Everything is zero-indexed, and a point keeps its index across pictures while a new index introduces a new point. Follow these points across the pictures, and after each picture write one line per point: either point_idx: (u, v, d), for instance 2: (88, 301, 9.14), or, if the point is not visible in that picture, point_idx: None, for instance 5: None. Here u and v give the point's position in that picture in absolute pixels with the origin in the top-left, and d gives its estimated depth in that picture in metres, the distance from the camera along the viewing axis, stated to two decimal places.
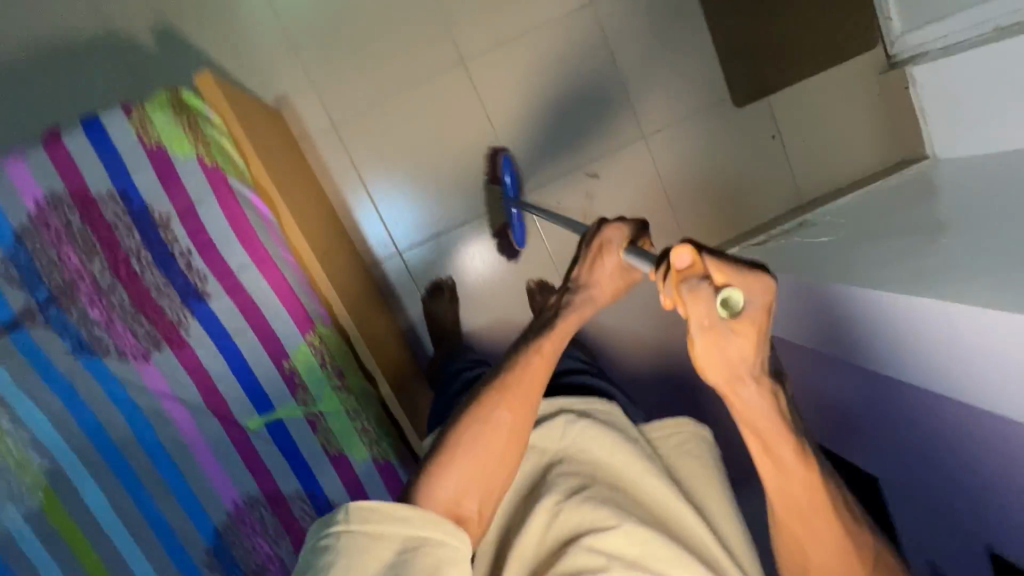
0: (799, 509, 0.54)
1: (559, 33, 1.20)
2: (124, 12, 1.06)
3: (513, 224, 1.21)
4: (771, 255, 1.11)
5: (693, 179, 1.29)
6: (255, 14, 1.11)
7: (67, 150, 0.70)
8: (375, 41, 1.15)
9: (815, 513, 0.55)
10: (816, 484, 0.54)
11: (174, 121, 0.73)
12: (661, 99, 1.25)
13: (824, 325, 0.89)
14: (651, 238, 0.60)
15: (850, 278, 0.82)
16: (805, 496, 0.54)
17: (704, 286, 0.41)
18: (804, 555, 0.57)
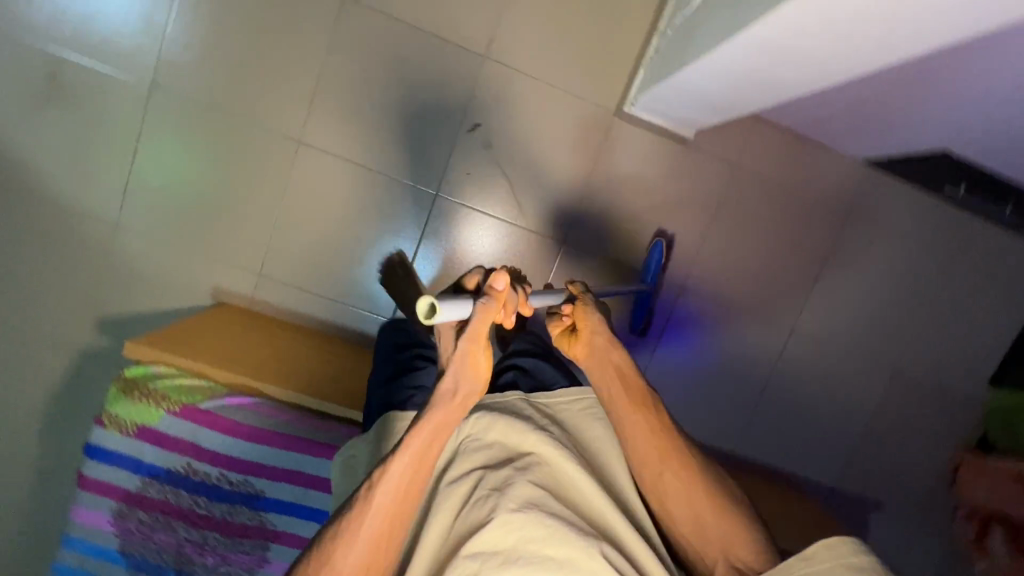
0: (648, 440, 0.74)
1: (344, 45, 1.14)
2: (67, 333, 1.18)
3: (636, 314, 1.28)
4: (673, 54, 0.98)
5: (559, 45, 1.17)
6: (142, 252, 1.19)
7: (95, 477, 0.83)
8: (232, 190, 1.19)
9: (660, 445, 0.73)
10: (658, 426, 0.74)
11: (132, 401, 0.84)
12: (470, 11, 1.15)
13: (783, 60, 0.72)
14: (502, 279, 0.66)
15: (744, 21, 0.69)
16: (650, 436, 0.74)
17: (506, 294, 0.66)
18: (659, 481, 0.73)
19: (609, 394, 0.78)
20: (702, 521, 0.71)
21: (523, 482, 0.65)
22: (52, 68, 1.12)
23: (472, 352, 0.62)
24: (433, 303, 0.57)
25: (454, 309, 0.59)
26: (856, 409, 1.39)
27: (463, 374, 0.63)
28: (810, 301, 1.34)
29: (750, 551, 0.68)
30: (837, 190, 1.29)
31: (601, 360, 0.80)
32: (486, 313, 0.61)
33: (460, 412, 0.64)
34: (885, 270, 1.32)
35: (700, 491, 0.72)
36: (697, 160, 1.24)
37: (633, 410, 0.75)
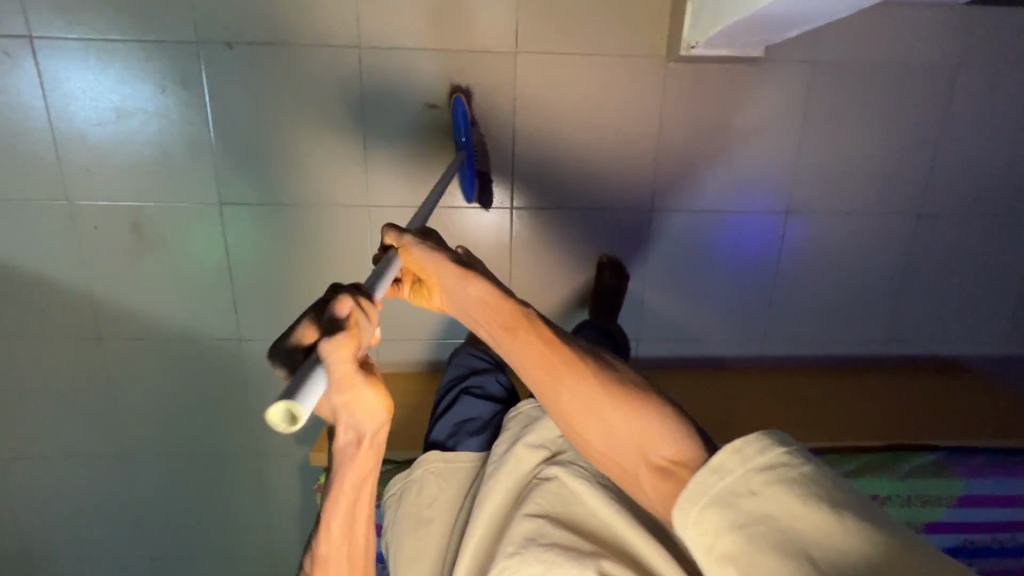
0: (528, 356, 0.64)
1: (376, 96, 1.10)
2: (242, 443, 1.30)
3: (463, 177, 1.12)
4: None
5: (587, 7, 1.07)
6: (269, 356, 1.24)
7: None
8: (324, 274, 1.20)
9: (544, 356, 0.64)
10: (536, 338, 0.65)
11: None
12: (484, 9, 1.06)
13: None
14: (359, 300, 0.53)
15: None
16: (531, 351, 0.64)
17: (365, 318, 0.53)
18: (556, 400, 0.63)
19: (473, 316, 0.69)
20: (618, 433, 0.60)
21: (523, 520, 0.76)
22: (131, 221, 1.15)
23: (356, 397, 0.52)
24: (292, 407, 0.41)
25: (315, 391, 0.44)
26: (1007, 271, 1.28)
27: (357, 417, 0.55)
28: (932, 176, 1.21)
29: (675, 447, 0.57)
30: (934, 47, 1.13)
31: (458, 301, 0.69)
32: (342, 353, 0.48)
33: (373, 451, 0.60)
34: (1006, 114, 1.18)
35: (599, 395, 0.61)
36: (770, 73, 1.12)
37: (509, 337, 0.65)
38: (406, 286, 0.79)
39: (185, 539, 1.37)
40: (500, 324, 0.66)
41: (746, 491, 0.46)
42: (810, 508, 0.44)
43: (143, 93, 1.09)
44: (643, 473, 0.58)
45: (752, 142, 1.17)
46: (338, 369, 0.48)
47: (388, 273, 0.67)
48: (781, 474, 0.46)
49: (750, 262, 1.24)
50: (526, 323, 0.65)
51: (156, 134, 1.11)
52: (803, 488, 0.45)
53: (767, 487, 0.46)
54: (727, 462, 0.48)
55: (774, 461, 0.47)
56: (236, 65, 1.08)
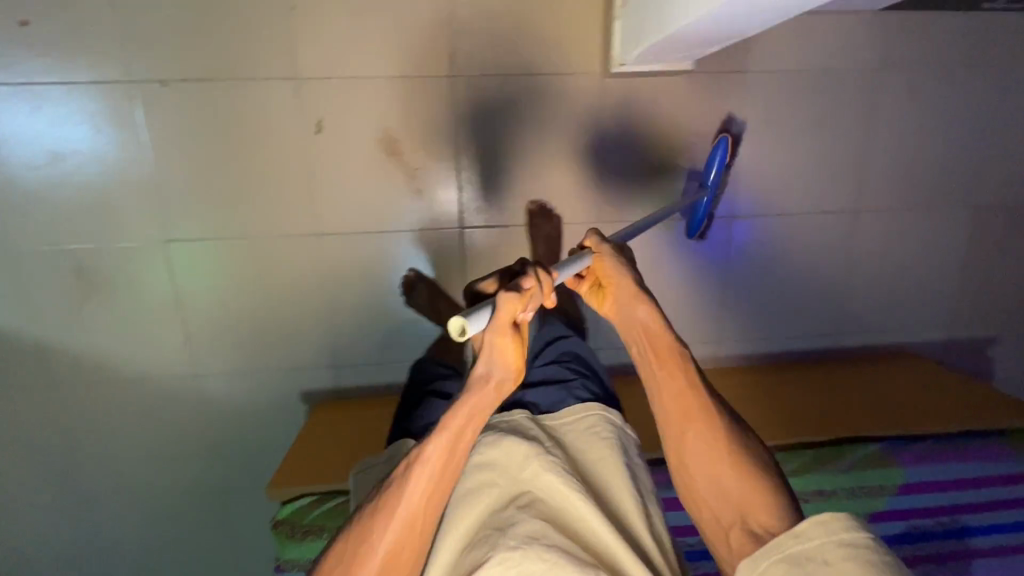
0: (677, 395, 0.81)
1: (319, 126, 1.11)
2: (204, 481, 1.28)
3: (695, 215, 1.19)
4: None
5: (521, 27, 1.09)
6: (227, 391, 1.23)
7: None
8: (277, 305, 1.20)
9: (689, 401, 0.80)
10: (689, 385, 0.81)
11: (298, 541, 0.95)
12: (421, 38, 1.08)
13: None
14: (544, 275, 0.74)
15: None
16: (678, 394, 0.81)
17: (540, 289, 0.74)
18: (685, 436, 0.79)
19: (636, 338, 0.87)
20: (727, 484, 0.75)
21: (524, 519, 0.71)
22: (75, 263, 1.13)
23: (500, 343, 0.71)
24: (463, 323, 0.65)
25: (478, 321, 0.68)
26: (944, 260, 1.33)
27: (496, 360, 0.71)
28: (866, 175, 1.26)
29: (769, 516, 0.70)
30: (858, 53, 1.18)
31: (626, 319, 0.87)
32: (509, 306, 0.69)
33: (494, 397, 0.73)
34: (931, 112, 1.23)
35: (719, 447, 0.77)
36: (704, 84, 1.16)
37: (662, 372, 0.83)
38: (586, 283, 0.91)
39: None
40: (655, 356, 0.84)
41: (816, 556, 0.60)
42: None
43: (78, 134, 1.07)
44: (733, 525, 0.72)
45: (692, 152, 1.20)
46: (501, 314, 0.69)
47: (575, 267, 0.82)
48: (856, 551, 0.58)
49: (701, 268, 1.28)
50: (680, 364, 0.82)
51: (95, 174, 1.10)
52: (877, 566, 0.56)
53: (842, 560, 0.58)
54: (808, 532, 0.62)
55: (851, 542, 0.58)
56: (173, 101, 1.07)
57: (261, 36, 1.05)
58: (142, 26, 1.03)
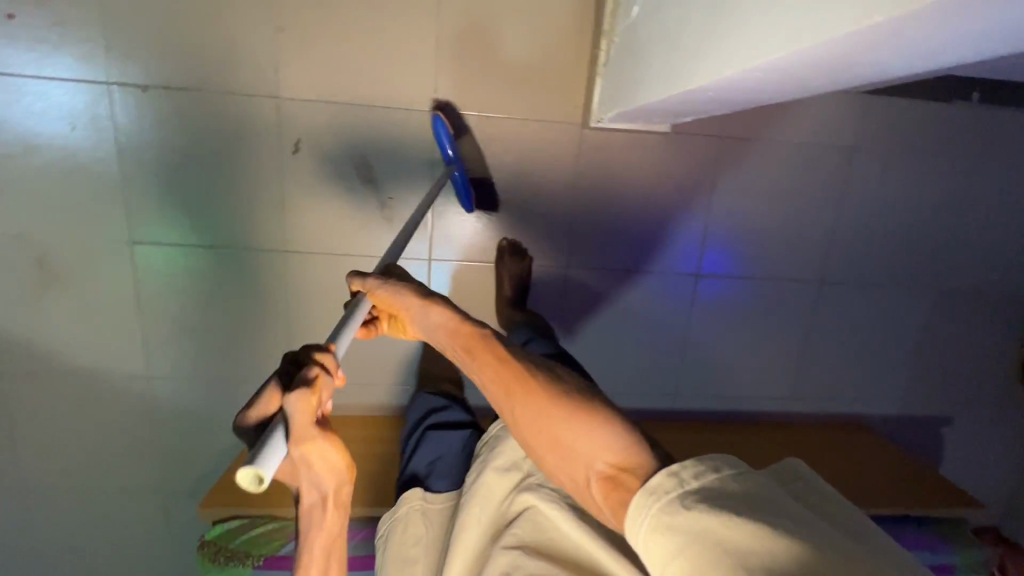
0: (491, 375, 0.71)
1: (297, 145, 1.11)
2: (146, 481, 1.27)
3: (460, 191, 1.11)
4: (644, 66, 0.90)
5: (507, 70, 1.11)
6: (179, 394, 1.23)
7: None
8: (239, 314, 1.20)
9: (500, 371, 0.70)
10: (495, 357, 0.71)
11: (220, 563, 0.94)
12: (406, 72, 1.09)
13: (779, 80, 0.69)
14: (328, 359, 0.60)
15: (723, 64, 0.67)
16: (492, 372, 0.71)
17: (330, 385, 0.59)
18: (516, 414, 0.69)
19: (441, 338, 0.78)
20: (571, 447, 0.64)
21: (500, 553, 0.83)
22: (36, 256, 1.12)
23: (312, 460, 0.56)
24: (254, 472, 0.46)
25: (273, 453, 0.49)
26: (903, 337, 1.35)
27: (317, 475, 0.59)
28: (835, 248, 1.28)
29: (619, 454, 0.60)
30: (836, 129, 1.21)
31: (426, 328, 0.79)
32: (301, 404, 0.53)
33: (339, 505, 0.65)
34: (903, 193, 1.25)
35: (552, 414, 0.65)
36: (681, 144, 1.18)
37: (475, 361, 0.73)
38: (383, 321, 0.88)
39: None
40: (465, 350, 0.75)
41: (678, 509, 0.49)
42: (732, 519, 0.47)
43: (54, 129, 1.07)
44: (594, 483, 0.62)
45: (664, 207, 1.21)
46: (296, 425, 0.53)
47: (356, 319, 0.72)
48: (715, 493, 0.49)
49: (665, 320, 1.29)
50: (482, 344, 0.73)
51: (66, 170, 1.09)
52: (729, 505, 0.48)
53: (697, 506, 0.49)
54: (662, 483, 0.52)
55: (705, 481, 0.51)
56: (153, 107, 1.07)
57: (247, 51, 1.06)
58: (128, 29, 1.03)
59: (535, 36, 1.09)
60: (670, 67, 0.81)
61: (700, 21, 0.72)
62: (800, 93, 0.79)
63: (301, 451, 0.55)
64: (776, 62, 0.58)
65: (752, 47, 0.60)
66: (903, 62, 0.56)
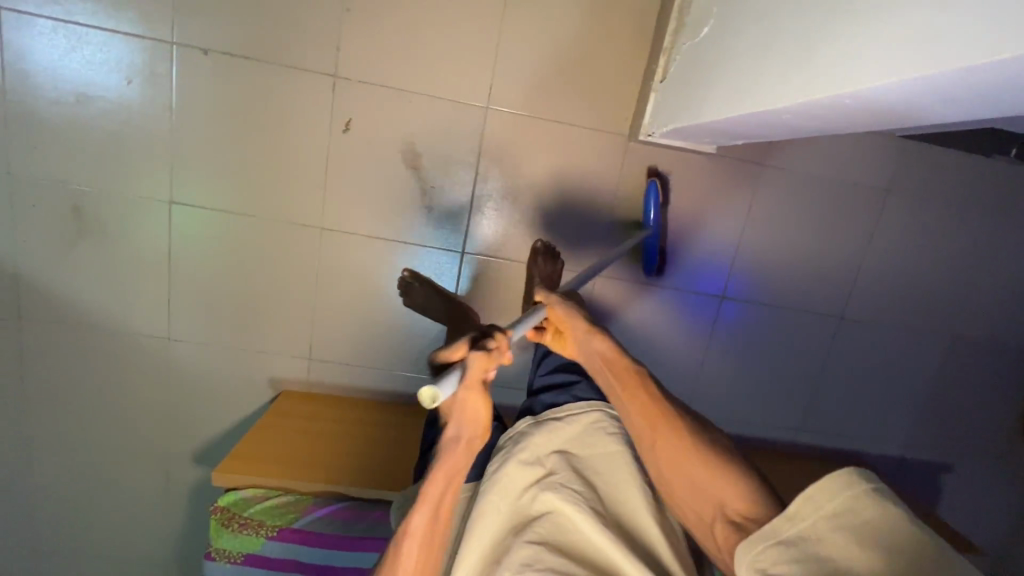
0: (647, 412, 0.83)
1: (347, 124, 1.12)
2: (152, 443, 1.26)
3: (648, 253, 1.21)
4: (705, 86, 0.93)
5: (561, 74, 1.13)
6: (196, 358, 1.22)
7: None
8: (268, 285, 1.20)
9: (654, 411, 0.83)
10: (653, 399, 0.84)
11: (231, 533, 0.92)
12: (463, 65, 1.11)
13: (865, 109, 0.72)
14: (503, 328, 0.69)
15: (810, 87, 0.70)
16: (647, 410, 0.84)
17: (501, 351, 0.67)
18: (658, 447, 0.82)
19: (602, 369, 0.90)
20: (705, 486, 0.77)
21: (519, 545, 0.79)
22: (74, 204, 1.13)
23: (471, 402, 0.65)
24: (434, 391, 0.57)
25: (452, 381, 0.60)
26: (914, 381, 1.37)
27: (466, 418, 0.66)
28: (859, 285, 1.30)
29: (744, 503, 0.73)
30: (871, 169, 1.23)
31: (589, 354, 0.92)
32: (479, 360, 0.63)
33: (467, 451, 0.71)
34: (930, 240, 1.28)
35: (691, 459, 0.78)
36: (721, 167, 1.20)
37: (626, 393, 0.86)
38: (548, 333, 0.98)
39: (70, 535, 1.30)
40: (620, 383, 0.87)
41: (811, 534, 0.59)
42: (849, 545, 0.56)
43: (108, 81, 1.07)
44: (718, 524, 0.75)
45: (698, 226, 1.23)
46: (471, 372, 0.63)
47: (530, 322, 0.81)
48: (847, 522, 0.58)
49: (684, 337, 1.30)
50: (640, 382, 0.86)
51: (115, 122, 1.10)
52: (858, 533, 0.56)
53: (830, 533, 0.58)
54: (801, 510, 0.60)
55: (839, 508, 0.59)
56: (210, 71, 1.08)
57: (311, 28, 1.07)
58: None
59: (592, 46, 1.12)
60: (747, 83, 0.82)
61: (792, 39, 0.73)
62: (877, 125, 0.83)
63: (468, 393, 0.64)
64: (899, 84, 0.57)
65: (868, 68, 0.60)
66: (1011, 100, 0.57)
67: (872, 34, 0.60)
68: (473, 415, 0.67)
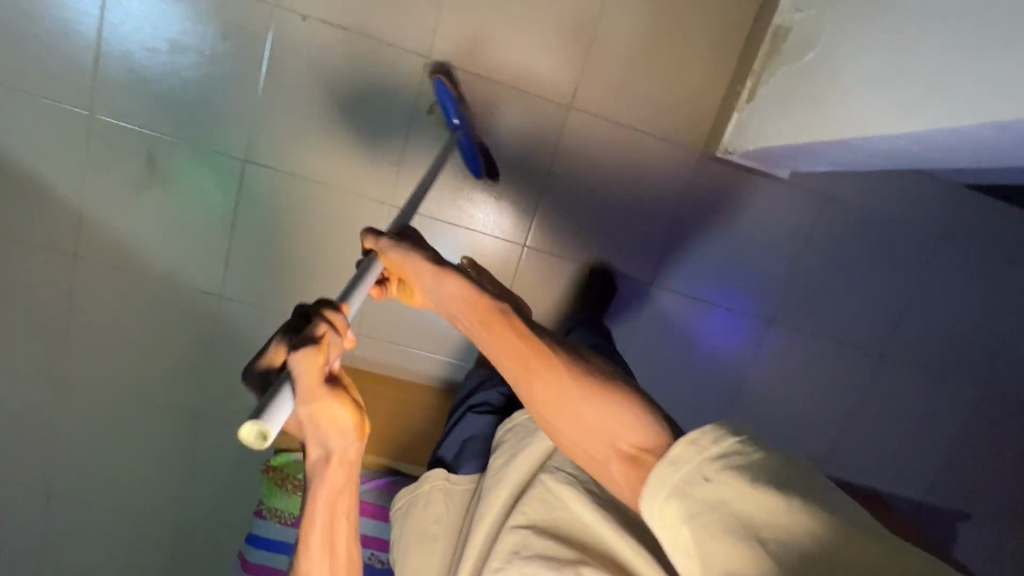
0: (514, 350, 0.63)
1: (431, 106, 1.15)
2: (183, 399, 1.24)
3: (467, 156, 1.14)
4: (790, 112, 0.98)
5: (643, 87, 1.17)
6: (242, 318, 1.22)
7: (253, 562, 0.94)
8: (324, 254, 1.20)
9: (520, 344, 0.63)
10: (509, 328, 0.64)
11: (288, 494, 0.94)
12: (551, 65, 1.15)
13: (958, 151, 0.74)
14: (336, 310, 0.54)
15: (907, 121, 0.73)
16: (511, 349, 0.63)
17: (336, 338, 0.52)
18: (534, 391, 0.62)
19: (452, 309, 0.69)
20: (591, 427, 0.58)
21: (506, 532, 0.70)
22: (148, 150, 1.13)
23: (323, 412, 0.51)
24: (262, 425, 0.41)
25: (281, 405, 0.44)
26: (942, 429, 1.38)
27: (324, 434, 0.54)
28: (901, 325, 1.32)
29: (639, 433, 0.55)
30: (927, 213, 1.27)
31: (437, 298, 0.70)
32: (309, 363, 0.47)
33: (346, 469, 0.59)
34: (971, 290, 1.31)
35: (569, 390, 0.60)
36: (783, 193, 1.24)
37: (488, 334, 0.65)
38: (394, 284, 0.81)
39: (86, 484, 1.27)
40: (482, 322, 0.66)
41: (698, 478, 0.46)
42: (756, 495, 0.43)
43: (204, 35, 1.09)
44: (614, 463, 0.57)
45: (754, 247, 1.26)
46: (301, 382, 0.47)
47: (369, 279, 0.68)
48: (733, 462, 0.45)
49: (722, 356, 1.31)
50: (501, 315, 0.65)
51: (204, 76, 1.11)
52: (751, 477, 0.44)
53: (718, 475, 0.45)
54: (682, 455, 0.47)
55: (724, 451, 0.46)
56: (306, 38, 1.11)
57: (413, 12, 1.11)
58: None
59: (677, 65, 1.16)
60: (838, 112, 0.86)
61: (884, 79, 0.78)
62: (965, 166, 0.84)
63: (314, 404, 0.49)
64: (1007, 122, 0.61)
65: (981, 105, 0.63)
66: None
67: (978, 77, 0.64)
68: (333, 424, 0.54)
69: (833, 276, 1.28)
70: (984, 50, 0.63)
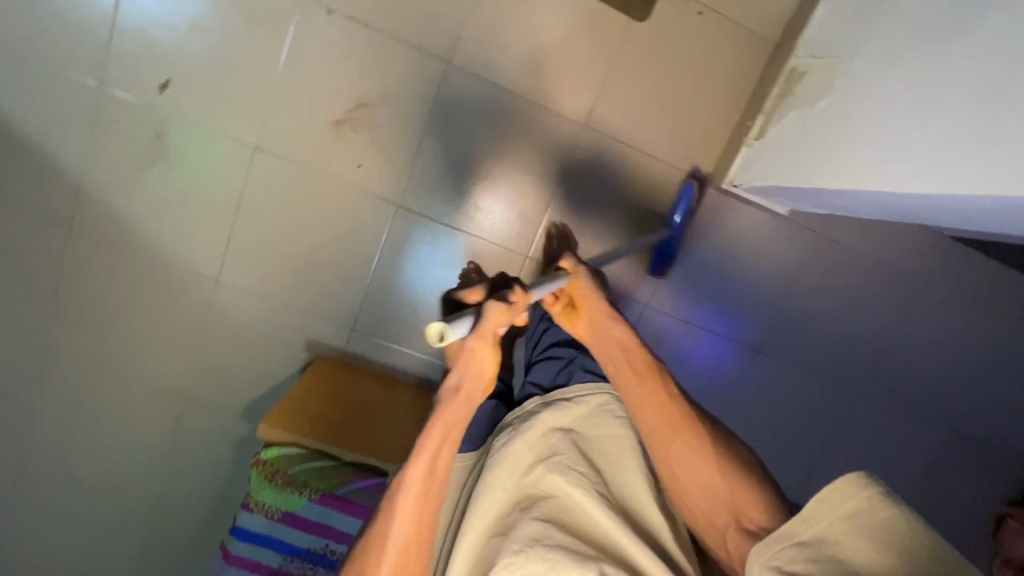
0: (665, 412, 0.78)
1: (448, 110, 1.15)
2: (169, 382, 1.23)
3: (659, 250, 1.23)
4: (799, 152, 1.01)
5: (657, 112, 1.20)
6: (237, 304, 1.21)
7: (239, 554, 0.96)
8: (327, 246, 1.20)
9: (671, 408, 0.78)
10: (666, 395, 0.80)
11: (273, 489, 0.96)
12: (570, 80, 1.17)
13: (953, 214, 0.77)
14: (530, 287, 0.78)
15: (913, 182, 0.75)
16: (662, 411, 0.78)
17: (520, 310, 0.75)
18: (667, 447, 0.76)
19: (615, 359, 0.86)
20: (717, 492, 0.72)
21: (524, 521, 0.72)
22: (158, 126, 1.11)
23: (479, 350, 0.71)
24: (443, 327, 0.64)
25: (461, 326, 0.67)
26: (912, 469, 1.41)
27: (469, 370, 0.72)
28: (880, 364, 1.37)
29: (756, 505, 0.70)
30: (914, 258, 1.32)
31: (602, 336, 0.89)
32: (494, 314, 0.71)
33: (466, 406, 0.73)
34: (947, 337, 1.36)
35: (706, 459, 0.74)
36: (782, 226, 1.27)
37: (642, 386, 0.81)
38: (559, 305, 0.95)
39: (60, 460, 1.25)
40: (637, 372, 0.83)
41: (828, 536, 0.59)
42: (871, 551, 0.56)
43: (226, 18, 1.08)
44: (729, 530, 0.70)
45: (747, 277, 1.29)
46: (484, 324, 0.70)
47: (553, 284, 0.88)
48: (860, 522, 0.58)
49: (707, 378, 1.34)
50: (655, 377, 0.82)
51: (222, 57, 1.10)
52: (871, 535, 0.57)
53: (844, 533, 0.58)
54: (817, 512, 0.60)
55: (852, 510, 0.59)
56: (330, 30, 1.10)
57: (440, 18, 1.12)
58: None
59: (692, 94, 1.19)
60: (845, 160, 0.89)
61: (888, 139, 0.82)
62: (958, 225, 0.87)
63: (479, 343, 0.71)
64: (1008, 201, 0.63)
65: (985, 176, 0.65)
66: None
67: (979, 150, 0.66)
68: (473, 368, 0.72)
69: (820, 310, 1.32)
70: (983, 133, 0.66)
